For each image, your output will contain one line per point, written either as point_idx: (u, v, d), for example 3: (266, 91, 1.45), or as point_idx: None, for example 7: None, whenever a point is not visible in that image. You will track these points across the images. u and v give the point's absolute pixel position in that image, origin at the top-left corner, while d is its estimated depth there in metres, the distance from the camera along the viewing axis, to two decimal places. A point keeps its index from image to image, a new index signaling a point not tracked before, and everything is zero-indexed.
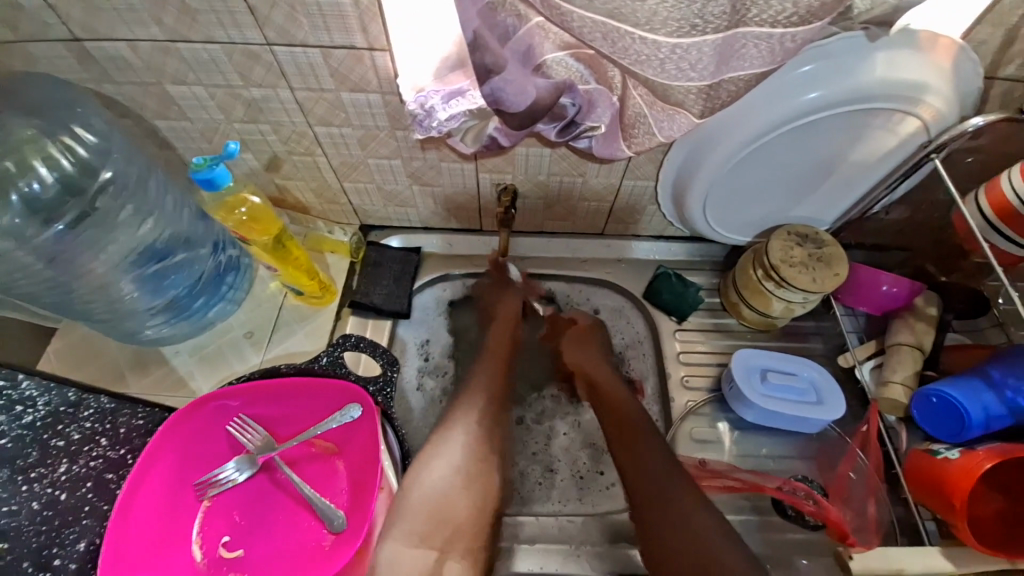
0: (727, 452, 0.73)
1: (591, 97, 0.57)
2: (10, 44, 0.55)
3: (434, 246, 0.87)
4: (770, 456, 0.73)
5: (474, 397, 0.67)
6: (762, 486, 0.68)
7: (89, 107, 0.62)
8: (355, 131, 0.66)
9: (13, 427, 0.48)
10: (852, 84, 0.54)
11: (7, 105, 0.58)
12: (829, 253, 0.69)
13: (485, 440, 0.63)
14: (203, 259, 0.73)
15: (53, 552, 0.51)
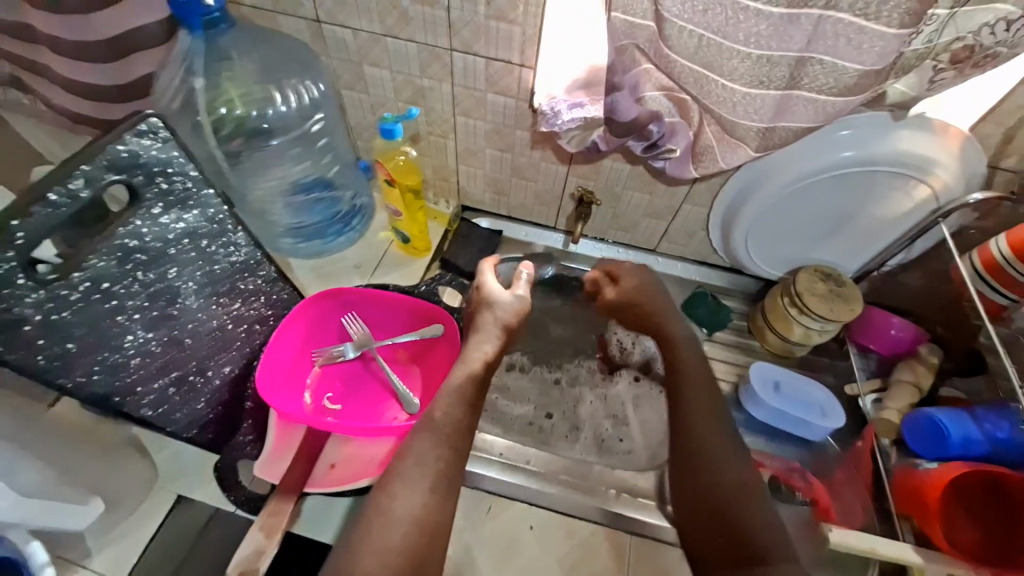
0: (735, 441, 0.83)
1: (674, 128, 0.74)
2: (269, 13, 0.75)
3: (514, 232, 1.05)
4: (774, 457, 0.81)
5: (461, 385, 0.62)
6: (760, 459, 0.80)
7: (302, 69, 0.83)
8: (485, 125, 0.87)
9: (224, 260, 0.63)
10: (878, 148, 0.70)
11: (252, 53, 0.79)
12: (848, 292, 0.83)
13: (457, 434, 0.58)
14: (344, 201, 0.95)
15: (208, 363, 0.64)
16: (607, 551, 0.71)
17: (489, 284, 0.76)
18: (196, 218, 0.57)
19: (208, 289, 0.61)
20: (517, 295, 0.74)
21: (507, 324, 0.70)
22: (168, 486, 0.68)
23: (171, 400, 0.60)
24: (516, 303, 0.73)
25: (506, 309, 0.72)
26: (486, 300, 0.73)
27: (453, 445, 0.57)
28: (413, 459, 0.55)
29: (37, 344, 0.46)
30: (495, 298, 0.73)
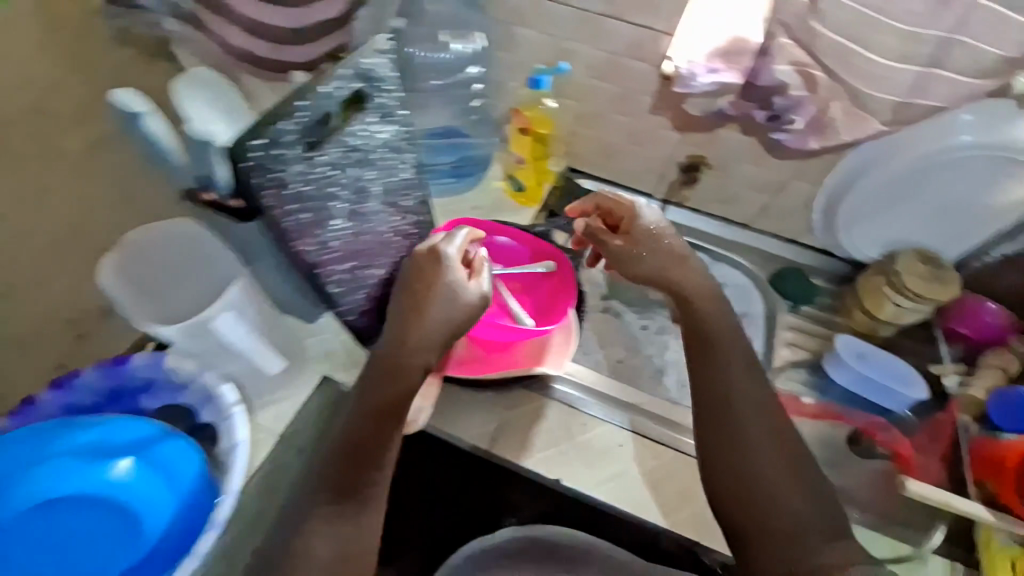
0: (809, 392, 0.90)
1: (800, 101, 0.80)
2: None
3: (613, 195, 1.10)
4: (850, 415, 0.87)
5: (411, 376, 0.62)
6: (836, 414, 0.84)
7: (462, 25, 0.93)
8: (614, 88, 0.93)
9: (399, 175, 0.77)
10: (1000, 137, 0.76)
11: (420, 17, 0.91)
12: (948, 275, 0.85)
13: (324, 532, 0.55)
14: (475, 147, 1.03)
15: (375, 261, 0.77)
16: (688, 471, 0.81)
17: (450, 262, 0.65)
18: (390, 133, 0.73)
19: (386, 197, 0.76)
20: (475, 293, 0.64)
21: (422, 363, 0.62)
22: (316, 365, 0.83)
23: (345, 285, 0.73)
24: (464, 305, 0.64)
25: (436, 341, 0.63)
26: (420, 373, 0.62)
27: (387, 445, 0.58)
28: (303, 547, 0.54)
29: (286, 211, 0.63)
30: (450, 287, 0.64)
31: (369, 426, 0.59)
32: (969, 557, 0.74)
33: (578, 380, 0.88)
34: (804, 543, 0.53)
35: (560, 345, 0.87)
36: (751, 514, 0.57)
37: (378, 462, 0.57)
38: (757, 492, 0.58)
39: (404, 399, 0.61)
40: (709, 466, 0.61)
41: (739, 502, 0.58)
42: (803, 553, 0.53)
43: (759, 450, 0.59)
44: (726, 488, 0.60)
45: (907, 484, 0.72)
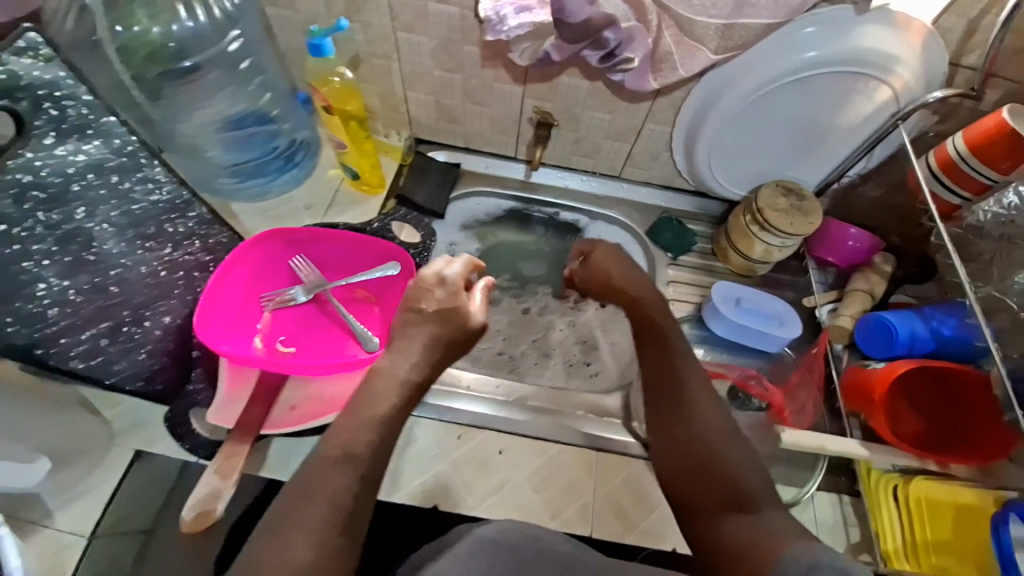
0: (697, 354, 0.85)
1: (631, 34, 0.68)
2: None
3: (472, 165, 0.98)
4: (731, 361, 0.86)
5: (388, 418, 0.50)
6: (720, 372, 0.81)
7: None
8: (430, 41, 0.77)
9: (144, 200, 0.58)
10: (843, 48, 0.68)
11: None
12: (809, 206, 0.81)
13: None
14: (283, 134, 0.84)
15: (146, 313, 0.61)
16: (575, 462, 0.73)
17: (450, 287, 0.57)
18: (99, 149, 0.52)
19: (130, 233, 0.57)
20: (473, 324, 0.57)
21: (394, 409, 0.51)
22: (127, 440, 0.69)
23: (106, 352, 0.57)
24: (467, 331, 0.56)
25: (412, 379, 0.53)
26: (397, 410, 0.51)
27: (356, 515, 0.45)
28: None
29: None
30: (449, 313, 0.55)
31: (336, 483, 0.45)
32: (853, 489, 0.72)
33: (448, 387, 0.78)
34: (764, 524, 0.47)
35: None
36: (707, 486, 0.52)
37: (337, 532, 0.43)
38: (705, 465, 0.53)
39: (382, 449, 0.49)
40: (671, 448, 0.56)
41: (691, 484, 0.53)
42: (755, 535, 0.46)
43: (692, 414, 0.57)
44: (684, 480, 0.54)
45: (782, 435, 0.69)
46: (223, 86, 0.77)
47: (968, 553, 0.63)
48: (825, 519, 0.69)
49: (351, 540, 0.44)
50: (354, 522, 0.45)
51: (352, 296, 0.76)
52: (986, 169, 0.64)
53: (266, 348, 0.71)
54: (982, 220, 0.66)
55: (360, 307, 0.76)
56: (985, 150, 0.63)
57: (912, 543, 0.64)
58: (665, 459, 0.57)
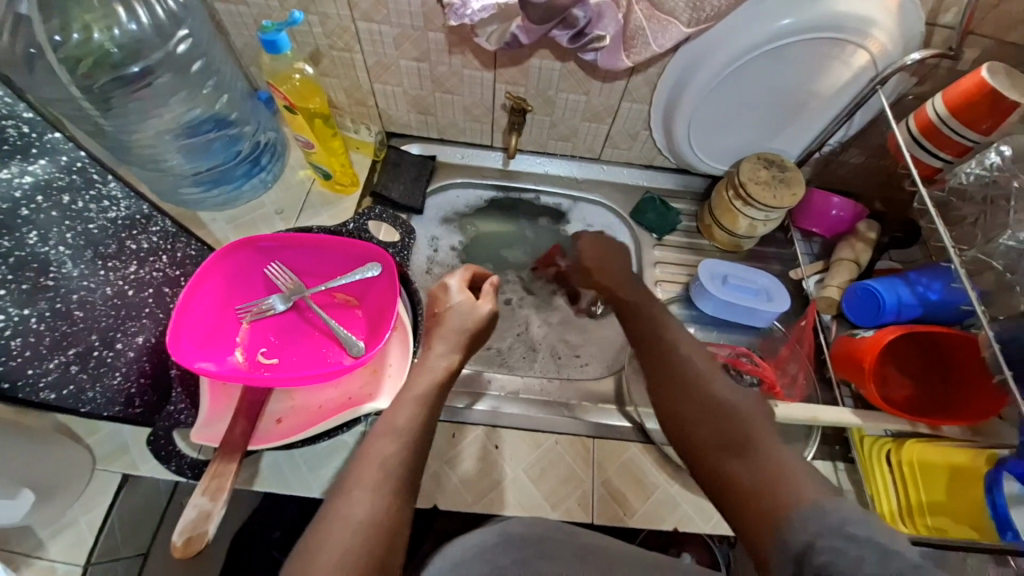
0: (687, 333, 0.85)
1: (601, 10, 0.65)
2: None
3: (448, 156, 0.96)
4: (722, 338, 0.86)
5: (428, 397, 0.49)
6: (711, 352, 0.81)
7: None
8: (392, 29, 0.74)
9: (103, 219, 0.54)
10: (820, 12, 0.66)
11: None
12: (790, 176, 0.80)
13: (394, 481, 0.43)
14: (245, 137, 0.81)
15: (117, 336, 0.59)
16: (573, 451, 0.72)
17: (453, 290, 0.59)
18: (47, 169, 0.47)
19: (90, 255, 0.54)
20: (484, 312, 0.57)
21: (434, 386, 0.51)
22: (110, 466, 0.66)
23: (76, 380, 0.56)
24: (483, 319, 0.57)
25: (444, 365, 0.53)
26: (437, 390, 0.50)
27: (406, 483, 0.44)
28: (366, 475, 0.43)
29: None
30: (461, 307, 0.57)
31: (385, 453, 0.44)
32: (847, 456, 0.73)
33: None
34: (778, 461, 0.41)
35: (399, 360, 0.67)
36: (723, 429, 0.45)
37: (388, 496, 0.42)
38: (696, 413, 0.47)
39: (430, 424, 0.48)
40: (665, 387, 0.51)
41: (686, 417, 0.47)
42: (760, 473, 0.41)
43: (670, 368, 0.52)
44: (682, 417, 0.48)
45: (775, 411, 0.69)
46: (175, 91, 0.73)
47: (961, 513, 0.63)
48: None
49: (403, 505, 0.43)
50: (410, 489, 0.44)
51: (333, 300, 0.74)
52: (966, 130, 0.63)
53: (248, 360, 0.69)
54: (965, 181, 0.64)
55: (342, 311, 0.74)
56: (965, 111, 0.62)
57: (906, 506, 0.65)
58: (673, 408, 0.49)
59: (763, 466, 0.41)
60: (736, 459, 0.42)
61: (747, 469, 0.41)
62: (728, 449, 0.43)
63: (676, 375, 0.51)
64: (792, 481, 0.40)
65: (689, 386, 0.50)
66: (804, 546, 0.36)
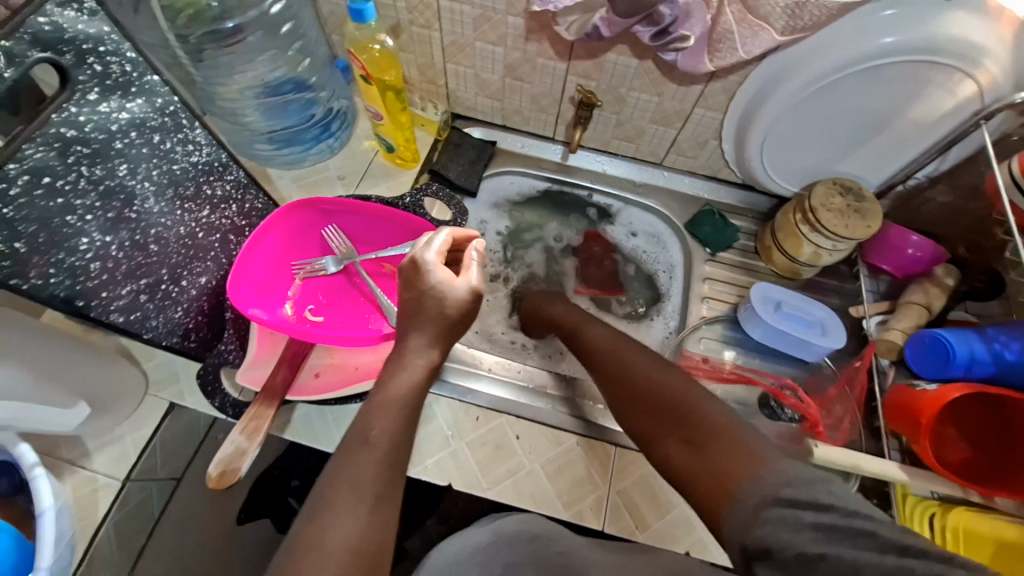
0: (729, 356, 0.82)
1: (689, 9, 0.62)
2: None
3: (508, 143, 0.96)
4: (763, 366, 0.82)
5: (411, 401, 0.47)
6: (752, 380, 0.79)
7: None
8: (473, 10, 0.74)
9: (185, 161, 0.58)
10: (927, 34, 0.61)
11: None
12: (867, 208, 0.75)
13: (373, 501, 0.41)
14: (320, 102, 0.84)
15: (182, 274, 0.62)
16: (592, 455, 0.71)
17: (429, 268, 0.53)
18: (142, 108, 0.52)
19: (170, 194, 0.58)
20: (463, 293, 0.52)
21: (415, 389, 0.48)
22: (160, 392, 0.71)
23: (144, 308, 0.58)
24: (461, 300, 0.52)
25: (422, 364, 0.50)
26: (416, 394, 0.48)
27: (386, 496, 0.42)
28: (348, 485, 0.41)
29: None
30: (437, 288, 0.52)
31: (364, 466, 0.42)
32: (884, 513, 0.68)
33: (469, 369, 0.78)
34: (720, 437, 0.45)
35: None
36: (674, 416, 0.49)
37: (369, 512, 0.40)
38: (646, 399, 0.53)
39: (410, 432, 0.46)
40: (623, 387, 0.56)
41: (645, 411, 0.52)
42: (709, 461, 0.44)
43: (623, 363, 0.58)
44: (641, 413, 0.53)
45: (813, 450, 0.65)
46: (264, 50, 0.76)
47: None
48: None
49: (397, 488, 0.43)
50: (392, 504, 0.42)
51: (381, 269, 0.76)
52: None
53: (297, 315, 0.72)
54: None
55: (389, 280, 0.76)
56: None
57: None
58: (629, 410, 0.54)
59: (704, 440, 0.46)
60: (684, 446, 0.47)
61: (693, 454, 0.46)
62: (675, 432, 0.49)
63: (625, 369, 0.57)
64: (738, 455, 0.43)
65: (640, 379, 0.55)
66: (752, 517, 0.39)
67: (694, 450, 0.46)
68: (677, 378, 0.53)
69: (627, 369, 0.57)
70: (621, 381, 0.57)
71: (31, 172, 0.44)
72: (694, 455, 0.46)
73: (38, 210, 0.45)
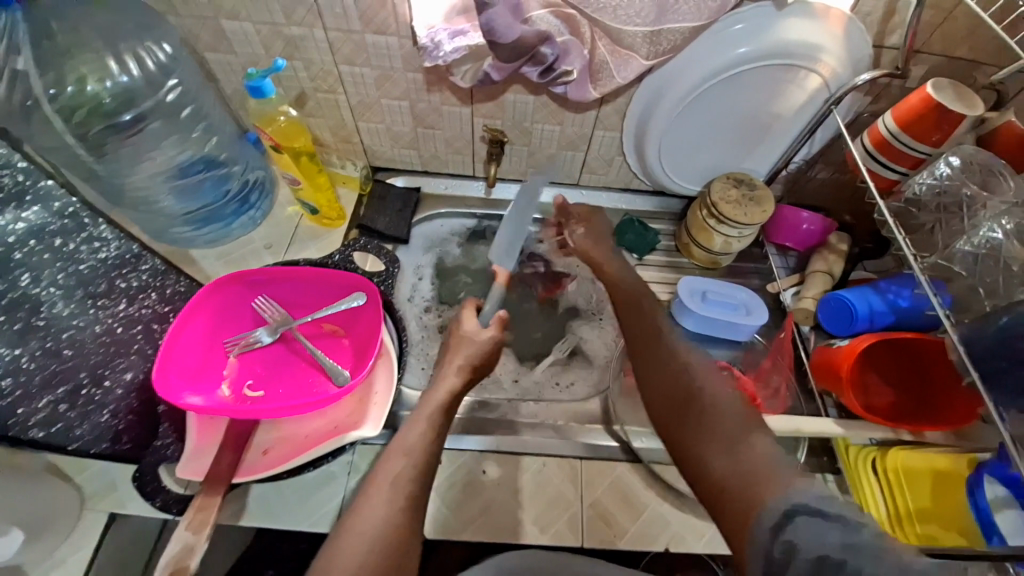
0: None
1: (567, 47, 0.69)
2: None
3: (432, 187, 0.99)
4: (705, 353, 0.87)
5: (439, 414, 0.55)
6: None
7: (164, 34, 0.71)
8: (373, 71, 0.78)
9: (92, 259, 0.56)
10: (768, 42, 0.71)
11: (89, 34, 0.66)
12: (760, 195, 0.83)
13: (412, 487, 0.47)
14: (234, 177, 0.84)
15: (105, 373, 0.60)
16: (561, 473, 0.72)
17: (467, 318, 0.68)
18: (39, 214, 0.50)
19: (80, 294, 0.56)
20: (491, 338, 0.65)
21: (442, 407, 0.56)
22: (98, 506, 0.66)
23: (65, 419, 0.56)
24: (482, 342, 0.64)
25: (449, 388, 0.58)
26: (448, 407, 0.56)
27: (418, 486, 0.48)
28: (384, 475, 0.48)
29: None
30: (466, 337, 0.65)
31: (398, 461, 0.49)
32: (836, 467, 0.73)
33: None
34: (756, 462, 0.42)
35: (384, 388, 0.68)
36: (709, 418, 0.47)
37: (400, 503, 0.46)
38: (682, 396, 0.50)
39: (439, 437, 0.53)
40: (655, 381, 0.53)
41: (673, 408, 0.50)
42: (744, 471, 0.42)
43: (656, 358, 0.55)
44: (669, 410, 0.50)
45: None
46: (166, 137, 0.77)
47: (948, 518, 0.63)
48: None
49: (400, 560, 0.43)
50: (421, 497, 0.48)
51: (320, 330, 0.75)
52: (918, 144, 0.66)
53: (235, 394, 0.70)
54: (918, 193, 0.66)
55: (330, 340, 0.75)
56: (914, 127, 0.66)
57: (894, 514, 0.65)
58: (655, 404, 0.52)
59: (744, 452, 0.43)
60: (721, 454, 0.44)
61: (731, 459, 0.43)
62: (712, 434, 0.46)
63: (656, 363, 0.54)
64: (773, 471, 0.41)
65: (675, 374, 0.52)
66: (778, 524, 0.37)
67: (729, 459, 0.43)
68: (716, 384, 0.51)
69: (658, 364, 0.54)
70: (651, 374, 0.54)
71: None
72: (732, 464, 0.43)
73: None
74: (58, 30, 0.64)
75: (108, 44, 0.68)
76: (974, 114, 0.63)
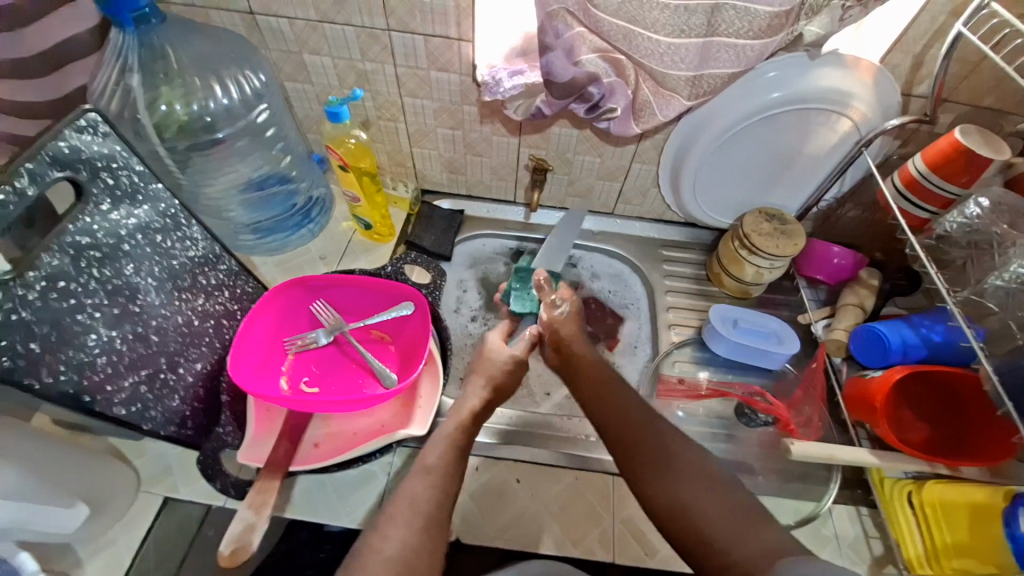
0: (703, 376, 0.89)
1: (613, 88, 0.75)
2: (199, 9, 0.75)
3: (475, 210, 1.05)
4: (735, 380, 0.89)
5: (455, 435, 0.57)
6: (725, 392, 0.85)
7: (256, 59, 0.80)
8: (433, 103, 0.86)
9: (180, 256, 0.63)
10: (803, 87, 0.76)
11: (192, 62, 0.75)
12: (792, 229, 0.87)
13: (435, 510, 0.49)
14: (300, 192, 0.92)
15: (180, 361, 0.64)
16: (592, 488, 0.74)
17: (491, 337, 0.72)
18: (147, 213, 0.58)
19: (169, 286, 0.62)
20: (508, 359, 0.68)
21: (461, 427, 0.58)
22: (155, 487, 0.70)
23: (144, 399, 0.60)
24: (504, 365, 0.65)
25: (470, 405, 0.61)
26: (465, 431, 0.58)
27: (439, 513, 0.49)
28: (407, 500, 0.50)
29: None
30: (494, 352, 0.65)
31: (418, 487, 0.51)
32: (869, 500, 0.72)
33: None
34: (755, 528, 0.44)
35: (429, 393, 0.71)
36: (681, 470, 0.51)
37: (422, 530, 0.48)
38: (647, 447, 0.54)
39: (459, 464, 0.54)
40: (623, 431, 0.56)
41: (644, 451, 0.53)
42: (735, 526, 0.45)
43: (617, 410, 0.58)
44: (640, 454, 0.53)
45: (790, 448, 0.70)
46: (249, 153, 0.85)
47: (984, 553, 0.63)
48: (845, 533, 0.70)
49: (432, 550, 0.47)
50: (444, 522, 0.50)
51: (370, 336, 0.80)
52: (947, 184, 0.70)
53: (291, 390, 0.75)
54: (949, 230, 0.70)
55: (379, 345, 0.80)
56: (943, 168, 0.69)
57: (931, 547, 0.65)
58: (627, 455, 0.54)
59: (728, 503, 0.47)
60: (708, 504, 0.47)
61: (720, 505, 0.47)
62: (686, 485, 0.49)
63: (620, 414, 0.57)
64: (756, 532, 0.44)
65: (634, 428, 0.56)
66: None
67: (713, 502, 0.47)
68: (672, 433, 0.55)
69: (617, 413, 0.58)
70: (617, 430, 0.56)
71: (46, 278, 0.49)
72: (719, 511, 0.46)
73: (51, 311, 0.49)
74: (168, 57, 0.74)
75: (206, 71, 0.76)
76: (1002, 158, 0.66)
